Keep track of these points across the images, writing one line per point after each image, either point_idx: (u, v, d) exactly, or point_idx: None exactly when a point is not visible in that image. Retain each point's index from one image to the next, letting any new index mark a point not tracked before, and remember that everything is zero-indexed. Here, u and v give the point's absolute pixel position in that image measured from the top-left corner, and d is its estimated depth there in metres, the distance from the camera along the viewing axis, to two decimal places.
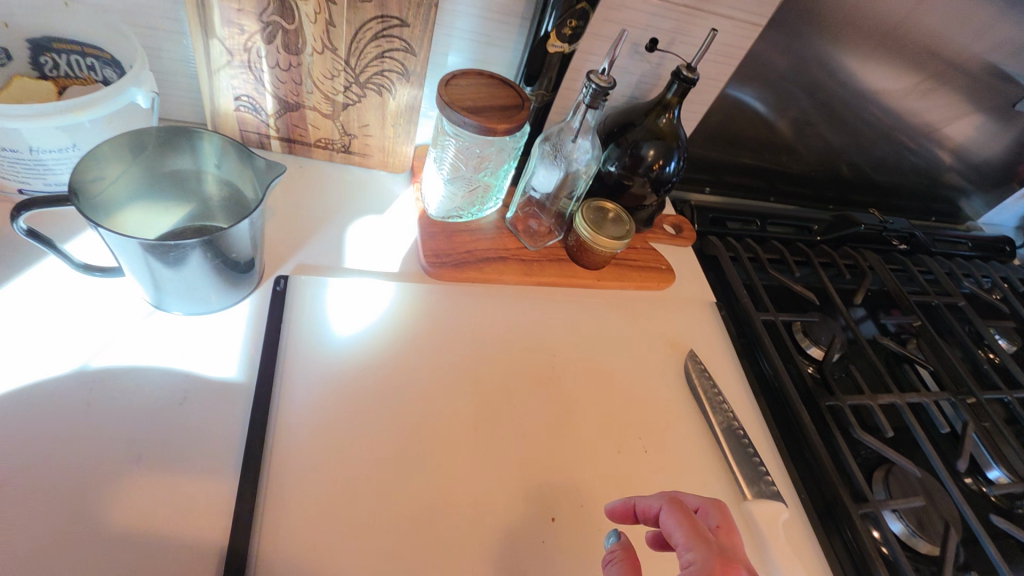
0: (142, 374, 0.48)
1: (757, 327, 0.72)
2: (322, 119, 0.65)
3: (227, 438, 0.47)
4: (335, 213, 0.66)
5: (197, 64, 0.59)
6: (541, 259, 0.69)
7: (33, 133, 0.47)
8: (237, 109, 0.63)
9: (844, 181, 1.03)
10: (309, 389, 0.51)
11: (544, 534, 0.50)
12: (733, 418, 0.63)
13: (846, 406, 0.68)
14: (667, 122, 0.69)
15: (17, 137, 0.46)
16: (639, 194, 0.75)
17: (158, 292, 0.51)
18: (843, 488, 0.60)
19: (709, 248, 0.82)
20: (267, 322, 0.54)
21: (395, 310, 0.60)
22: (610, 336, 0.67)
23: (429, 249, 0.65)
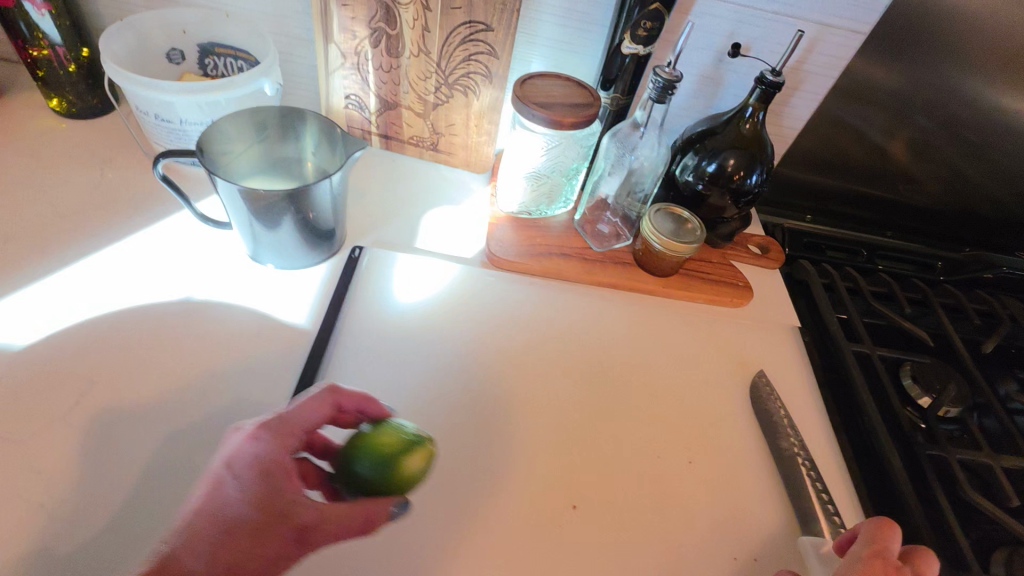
0: (229, 309, 0.56)
1: (846, 358, 0.64)
2: (415, 118, 0.73)
3: (282, 373, 0.53)
4: (416, 201, 0.72)
5: (319, 66, 0.69)
6: (604, 259, 0.69)
7: (184, 106, 0.59)
8: (347, 107, 0.73)
9: (985, 220, 0.89)
10: (360, 344, 0.56)
11: (559, 520, 0.48)
12: (798, 446, 0.56)
13: (955, 460, 0.57)
14: (750, 131, 0.67)
15: (172, 109, 0.59)
16: (718, 205, 0.71)
17: (256, 245, 0.59)
18: (938, 553, 0.50)
19: (799, 272, 0.75)
20: (336, 282, 0.60)
21: (452, 288, 0.63)
22: (668, 344, 0.64)
23: (494, 238, 0.68)
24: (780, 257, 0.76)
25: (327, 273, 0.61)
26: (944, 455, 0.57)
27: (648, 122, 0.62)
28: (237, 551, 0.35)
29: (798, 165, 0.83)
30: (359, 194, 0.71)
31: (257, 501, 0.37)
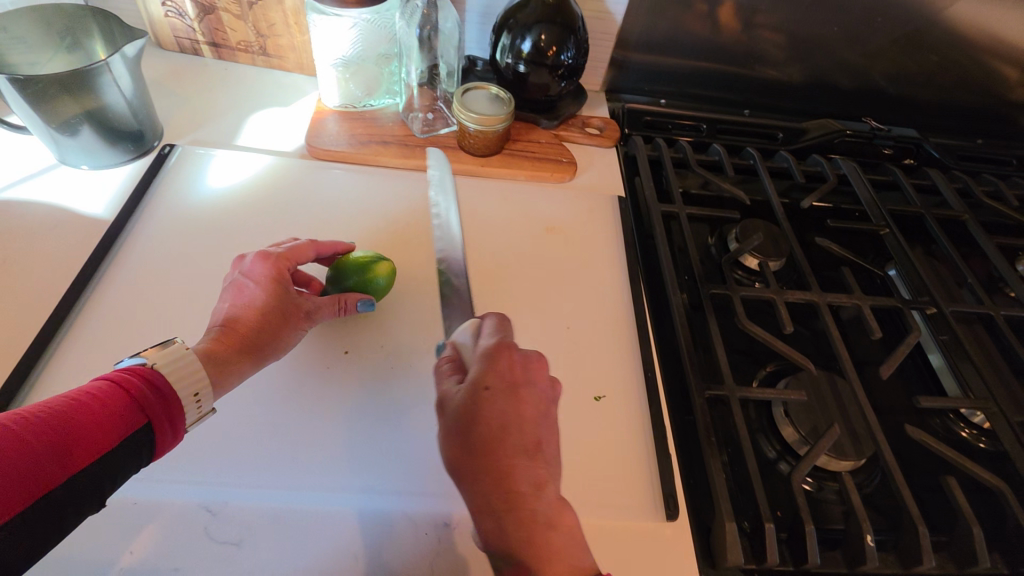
0: (32, 206, 0.59)
1: (653, 217, 0.67)
2: (235, 21, 0.73)
3: (78, 258, 0.56)
4: (243, 102, 0.73)
5: None
6: (426, 145, 0.71)
7: None
8: (166, 15, 0.73)
9: (840, 91, 0.90)
10: (161, 229, 0.59)
11: (336, 365, 0.53)
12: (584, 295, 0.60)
13: (737, 297, 0.60)
14: (556, 2, 0.68)
15: None
16: (541, 84, 0.73)
17: (56, 145, 0.61)
18: (696, 371, 0.54)
19: (632, 147, 0.77)
20: (143, 177, 0.62)
21: (266, 178, 0.66)
22: (483, 217, 0.67)
23: (315, 132, 0.70)
24: (615, 134, 0.78)
25: (134, 170, 0.64)
26: (727, 293, 0.60)
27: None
28: (252, 329, 0.48)
29: (639, 45, 0.83)
30: (184, 100, 0.72)
31: (259, 308, 0.49)
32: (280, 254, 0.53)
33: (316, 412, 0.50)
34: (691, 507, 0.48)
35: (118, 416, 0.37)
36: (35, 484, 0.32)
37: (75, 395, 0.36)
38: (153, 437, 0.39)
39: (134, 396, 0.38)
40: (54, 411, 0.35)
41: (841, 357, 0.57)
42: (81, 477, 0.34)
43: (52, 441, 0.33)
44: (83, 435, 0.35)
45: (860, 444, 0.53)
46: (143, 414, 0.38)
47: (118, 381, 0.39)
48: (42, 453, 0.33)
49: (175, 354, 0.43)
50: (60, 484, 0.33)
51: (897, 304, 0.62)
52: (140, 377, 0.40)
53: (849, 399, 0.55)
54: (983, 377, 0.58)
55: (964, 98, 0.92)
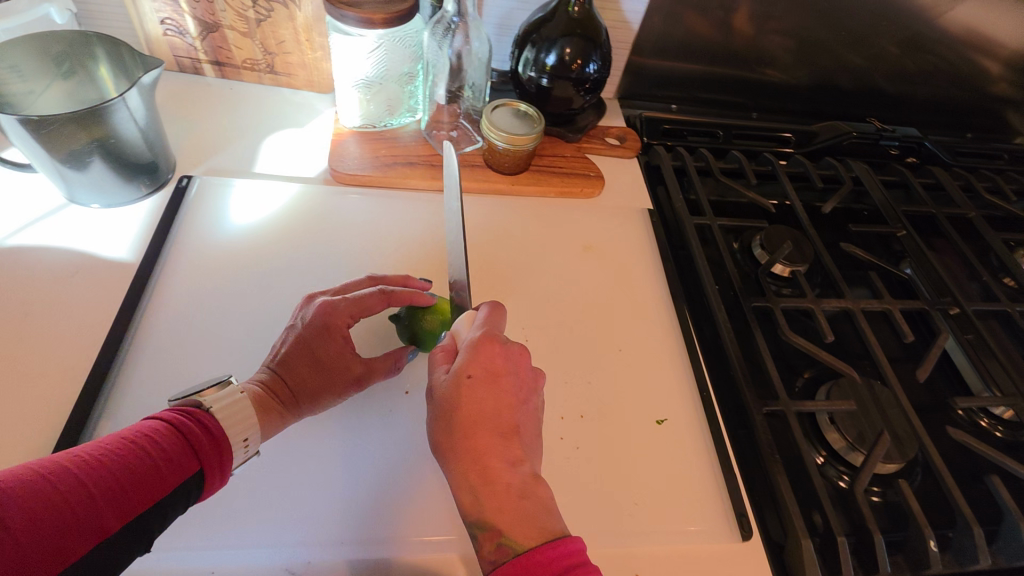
0: (46, 251, 0.55)
1: (687, 231, 0.67)
2: (242, 39, 0.69)
3: (105, 306, 0.52)
4: (256, 125, 0.70)
5: None
6: (453, 164, 0.69)
7: None
8: (165, 33, 0.68)
9: (843, 91, 0.92)
10: (192, 269, 0.56)
11: (393, 404, 0.52)
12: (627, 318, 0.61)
13: (778, 309, 0.61)
14: (580, 15, 0.66)
15: None
16: (565, 97, 0.71)
17: (67, 184, 0.57)
18: (750, 387, 0.55)
19: (654, 158, 0.77)
20: (162, 214, 0.59)
21: (293, 207, 0.63)
22: (518, 238, 0.66)
23: (337, 154, 0.67)
24: (636, 144, 0.78)
25: (151, 207, 0.60)
26: (769, 305, 0.62)
27: (461, 14, 0.62)
28: (306, 380, 0.47)
29: (653, 52, 0.83)
30: (193, 125, 0.69)
31: (313, 359, 0.48)
32: (341, 303, 0.50)
33: (379, 457, 0.49)
34: (761, 524, 0.49)
35: (170, 458, 0.35)
36: (88, 534, 0.30)
37: (130, 436, 0.35)
38: (202, 483, 0.37)
39: (187, 438, 0.37)
40: (108, 454, 0.33)
41: (881, 362, 0.59)
42: (135, 524, 0.32)
43: (107, 487, 0.32)
44: (138, 479, 0.33)
45: (905, 447, 0.55)
46: (194, 456, 0.37)
47: (170, 421, 0.38)
48: (96, 501, 0.31)
49: (228, 399, 0.41)
50: (113, 532, 0.31)
51: (924, 306, 0.65)
52: (190, 417, 0.39)
53: (896, 405, 0.57)
54: (1008, 371, 0.62)
55: (959, 94, 0.95)
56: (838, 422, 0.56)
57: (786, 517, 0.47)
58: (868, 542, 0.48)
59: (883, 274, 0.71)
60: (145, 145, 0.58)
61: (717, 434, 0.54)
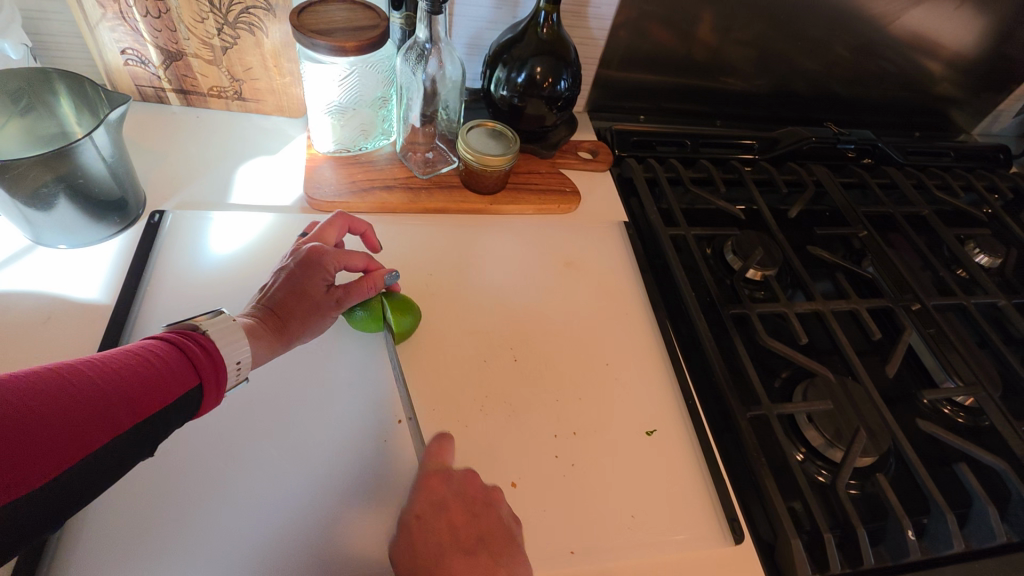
0: (14, 297, 0.53)
1: (664, 243, 0.69)
2: (207, 66, 0.68)
3: (81, 350, 0.51)
4: (226, 154, 0.69)
5: (78, 21, 0.63)
6: (430, 186, 0.69)
7: None
8: (126, 63, 0.67)
9: (800, 97, 0.96)
10: (170, 308, 0.55)
11: (387, 434, 0.51)
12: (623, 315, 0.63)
13: (755, 315, 0.64)
14: (548, 36, 0.68)
15: None
16: (538, 115, 0.72)
17: (32, 227, 0.55)
18: (734, 394, 0.56)
19: (626, 171, 0.79)
20: (135, 252, 0.58)
21: (269, 237, 0.62)
22: (499, 256, 0.67)
23: (312, 180, 0.66)
24: (609, 158, 0.80)
25: (122, 245, 0.59)
26: (746, 311, 0.64)
27: (433, 39, 0.61)
28: (287, 304, 0.50)
29: (620, 64, 0.84)
30: (161, 156, 0.67)
31: (299, 291, 0.51)
32: (330, 249, 0.54)
33: (369, 493, 0.47)
34: (750, 525, 0.51)
35: (174, 370, 0.38)
36: (103, 428, 0.33)
37: (135, 348, 0.37)
38: (200, 393, 0.39)
39: (187, 355, 0.39)
40: (114, 360, 0.35)
41: (852, 360, 0.62)
42: (145, 423, 0.35)
43: (118, 389, 0.34)
44: (145, 381, 0.35)
45: (879, 440, 0.58)
46: (194, 372, 0.39)
47: (174, 342, 0.39)
48: (108, 398, 0.33)
49: (224, 324, 0.43)
50: (126, 428, 0.34)
51: (887, 304, 0.69)
52: (189, 338, 0.40)
53: (869, 401, 0.60)
54: (968, 361, 0.65)
55: (907, 96, 1.00)
56: (818, 422, 0.58)
57: (775, 518, 0.50)
58: (853, 537, 0.50)
59: (851, 273, 0.74)
60: (115, 180, 0.57)
61: (704, 441, 0.55)
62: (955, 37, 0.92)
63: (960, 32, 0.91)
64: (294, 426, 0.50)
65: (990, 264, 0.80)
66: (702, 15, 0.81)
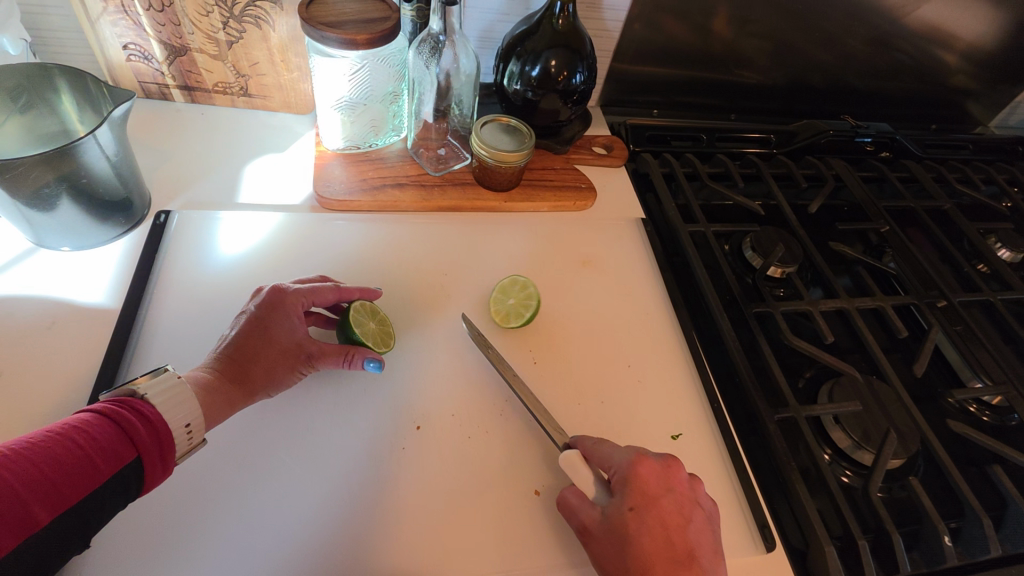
0: (17, 301, 0.52)
1: (683, 240, 0.67)
2: (212, 61, 0.66)
3: (87, 356, 0.49)
4: (233, 152, 0.67)
5: (79, 15, 0.61)
6: (442, 183, 0.67)
7: None
8: (129, 58, 0.65)
9: (816, 90, 0.94)
10: (179, 311, 0.53)
11: (405, 441, 0.49)
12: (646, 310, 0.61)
13: (779, 313, 0.62)
14: (564, 28, 0.65)
15: None
16: (552, 110, 0.70)
17: (34, 229, 0.53)
18: (761, 396, 0.55)
19: (642, 166, 0.77)
20: (141, 254, 0.56)
21: (279, 237, 0.60)
22: (514, 255, 0.65)
23: (322, 178, 0.64)
24: (624, 153, 0.78)
25: (128, 247, 0.57)
26: (770, 310, 0.62)
27: (447, 30, 0.59)
28: (252, 359, 0.46)
29: (634, 56, 0.82)
30: (166, 154, 0.65)
31: (266, 342, 0.47)
32: (292, 287, 0.51)
33: (395, 514, 0.45)
34: (781, 531, 0.50)
35: (104, 448, 0.35)
36: (15, 528, 0.30)
37: (60, 427, 0.35)
38: (142, 471, 0.37)
39: (123, 428, 0.36)
40: (35, 444, 0.33)
41: (879, 359, 0.61)
42: (67, 517, 0.33)
43: (32, 482, 0.32)
44: (68, 470, 0.33)
45: (908, 441, 0.56)
46: (131, 445, 0.36)
47: (107, 414, 0.36)
48: (23, 494, 0.31)
49: (167, 385, 0.40)
50: (43, 524, 0.32)
51: (912, 301, 0.67)
52: (126, 406, 0.38)
53: (898, 401, 0.59)
54: (996, 359, 0.64)
55: (924, 88, 0.98)
56: (845, 423, 0.56)
57: (807, 524, 0.48)
58: (887, 542, 0.49)
59: (873, 269, 0.72)
60: (118, 180, 0.55)
61: (730, 444, 0.54)
62: (974, 27, 0.89)
63: (980, 22, 0.89)
64: (308, 436, 0.48)
65: (1012, 259, 0.79)
66: (718, 6, 0.79)
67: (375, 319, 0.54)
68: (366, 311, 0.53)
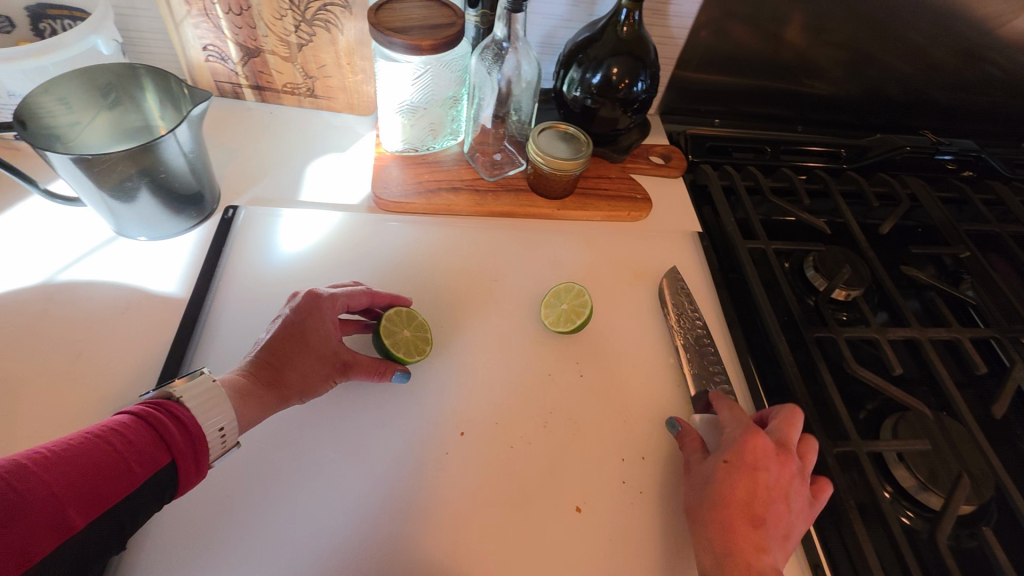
0: (98, 286, 0.55)
1: (741, 257, 0.65)
2: (283, 63, 0.68)
3: (156, 342, 0.52)
4: (297, 151, 0.69)
5: (165, 18, 0.64)
6: (496, 189, 0.67)
7: (6, 77, 0.56)
8: (207, 59, 0.68)
9: (893, 103, 0.89)
10: (241, 304, 0.55)
11: (448, 446, 0.50)
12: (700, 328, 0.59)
13: (842, 339, 0.59)
14: (628, 35, 0.64)
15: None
16: (611, 118, 0.69)
17: (115, 219, 0.56)
18: (818, 427, 0.52)
19: (700, 178, 0.75)
20: (210, 246, 0.59)
21: (337, 236, 0.62)
22: (565, 264, 0.64)
23: (380, 179, 0.66)
24: (682, 164, 0.76)
25: (197, 239, 0.60)
26: (832, 335, 0.59)
27: (511, 37, 0.60)
28: (288, 360, 0.48)
29: (697, 64, 0.80)
30: (236, 151, 0.68)
31: (304, 342, 0.48)
32: (329, 292, 0.52)
33: (436, 526, 0.45)
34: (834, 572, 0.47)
35: (140, 452, 0.37)
36: (52, 531, 0.32)
37: (99, 430, 0.36)
38: (175, 475, 0.38)
39: (158, 432, 0.38)
40: (74, 447, 0.35)
41: (952, 396, 0.56)
42: (101, 520, 0.34)
43: (69, 485, 0.33)
44: (105, 474, 0.35)
45: (981, 487, 0.52)
46: (165, 450, 0.38)
47: (142, 417, 0.38)
48: (60, 496, 0.33)
49: (200, 387, 0.41)
50: (78, 527, 0.33)
51: (993, 335, 0.62)
52: (162, 409, 0.39)
53: (973, 443, 0.54)
54: None
55: (1016, 104, 0.90)
56: (911, 462, 0.53)
57: (863, 568, 0.45)
58: None
59: (949, 297, 0.68)
60: (192, 176, 0.57)
61: None
62: None
63: None
64: (353, 434, 0.50)
65: None
66: (791, 14, 0.75)
67: (410, 325, 0.55)
68: (399, 319, 0.54)
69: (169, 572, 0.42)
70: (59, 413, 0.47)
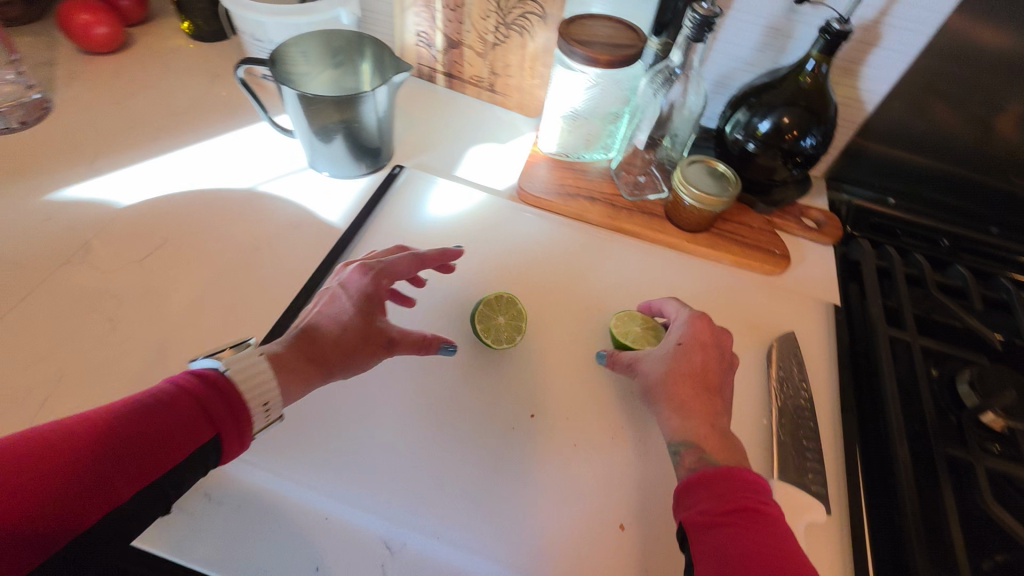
0: (281, 203, 0.65)
1: (879, 342, 0.59)
2: (475, 57, 0.77)
3: (309, 258, 0.61)
4: (464, 135, 0.77)
5: (395, 4, 0.76)
6: (632, 208, 0.69)
7: (270, 27, 0.70)
8: (417, 43, 0.79)
9: None
10: (383, 247, 0.63)
11: (518, 424, 0.51)
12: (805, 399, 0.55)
13: (982, 467, 0.51)
14: (809, 88, 0.62)
15: (263, 30, 0.71)
16: (768, 166, 0.67)
17: (311, 153, 0.67)
18: (922, 549, 0.45)
19: (854, 251, 0.69)
20: (373, 194, 0.68)
21: (476, 213, 0.68)
22: (679, 296, 0.63)
23: (528, 174, 0.71)
24: (837, 232, 0.71)
25: (365, 186, 0.69)
26: (971, 460, 0.52)
27: (685, 66, 0.61)
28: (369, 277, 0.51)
29: (883, 137, 0.74)
30: (416, 123, 0.78)
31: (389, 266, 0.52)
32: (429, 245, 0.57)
33: (486, 491, 0.47)
34: None
35: (184, 424, 0.36)
36: (100, 502, 0.32)
37: (151, 393, 0.36)
38: (217, 449, 0.37)
39: (200, 401, 0.37)
40: (129, 409, 0.35)
41: None
42: (147, 491, 0.34)
43: (116, 455, 0.33)
44: (152, 444, 0.34)
45: None
46: (210, 422, 0.37)
47: (187, 386, 0.37)
48: (106, 465, 0.32)
49: (245, 360, 0.41)
50: (125, 500, 0.33)
51: None
52: (208, 381, 0.38)
53: None
54: None
55: None
56: None
57: None
58: None
59: None
60: (376, 133, 0.67)
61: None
62: None
63: None
64: (439, 385, 0.53)
65: None
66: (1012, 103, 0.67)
67: (507, 313, 0.57)
68: (497, 306, 0.57)
69: (263, 438, 0.48)
70: (225, 288, 0.57)
